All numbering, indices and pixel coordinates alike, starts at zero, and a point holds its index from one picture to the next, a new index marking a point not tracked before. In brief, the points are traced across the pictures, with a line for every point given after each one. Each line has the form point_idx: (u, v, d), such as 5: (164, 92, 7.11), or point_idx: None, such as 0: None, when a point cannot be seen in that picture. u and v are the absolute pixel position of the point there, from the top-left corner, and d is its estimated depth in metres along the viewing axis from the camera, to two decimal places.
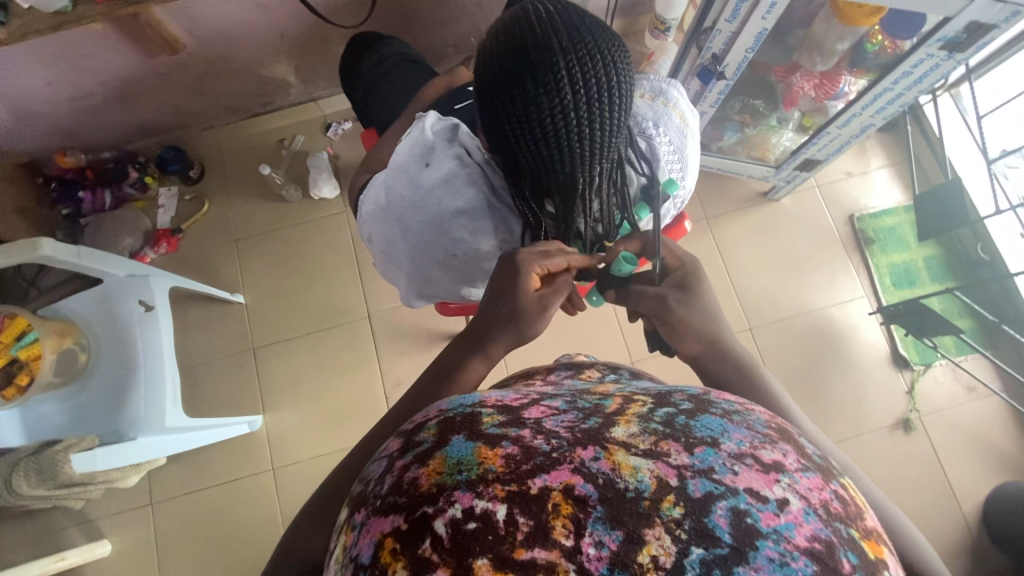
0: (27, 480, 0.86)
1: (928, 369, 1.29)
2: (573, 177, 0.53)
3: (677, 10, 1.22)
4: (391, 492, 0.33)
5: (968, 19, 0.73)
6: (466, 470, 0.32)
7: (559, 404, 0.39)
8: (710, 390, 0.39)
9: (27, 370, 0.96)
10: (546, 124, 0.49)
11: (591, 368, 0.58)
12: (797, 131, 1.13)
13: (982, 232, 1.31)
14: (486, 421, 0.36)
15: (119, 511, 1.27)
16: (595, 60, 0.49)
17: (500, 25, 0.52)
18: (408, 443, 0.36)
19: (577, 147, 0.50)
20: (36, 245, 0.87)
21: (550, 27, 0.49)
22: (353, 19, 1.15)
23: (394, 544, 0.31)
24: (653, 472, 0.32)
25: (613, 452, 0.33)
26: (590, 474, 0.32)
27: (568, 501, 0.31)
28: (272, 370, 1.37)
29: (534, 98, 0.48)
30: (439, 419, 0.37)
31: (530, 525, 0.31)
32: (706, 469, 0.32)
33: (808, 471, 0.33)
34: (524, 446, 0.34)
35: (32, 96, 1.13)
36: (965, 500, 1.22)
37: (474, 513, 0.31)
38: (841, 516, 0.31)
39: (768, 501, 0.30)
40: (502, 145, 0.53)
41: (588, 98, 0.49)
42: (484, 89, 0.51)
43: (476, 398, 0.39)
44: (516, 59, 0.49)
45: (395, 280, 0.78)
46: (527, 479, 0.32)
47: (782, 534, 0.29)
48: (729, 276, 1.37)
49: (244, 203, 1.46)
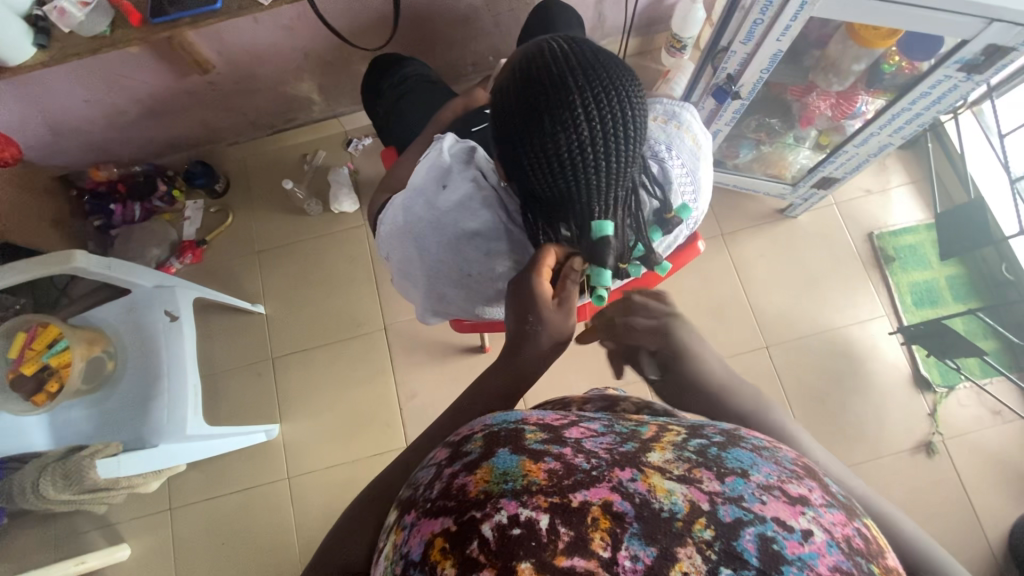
0: (54, 484, 0.90)
1: (951, 392, 1.26)
2: (592, 209, 0.53)
3: (692, 29, 1.24)
4: (441, 496, 0.34)
5: (986, 41, 0.74)
6: (512, 480, 0.33)
7: (598, 426, 0.40)
8: (741, 426, 0.39)
9: (57, 376, 1.01)
10: (563, 158, 0.50)
11: (625, 402, 0.57)
12: (814, 150, 1.13)
13: (1006, 251, 1.29)
14: (530, 436, 0.37)
15: (140, 515, 1.30)
16: (611, 96, 0.50)
17: (514, 63, 0.54)
18: (457, 452, 0.38)
19: (593, 178, 0.51)
20: (71, 257, 0.91)
21: (566, 64, 0.51)
22: (376, 40, 1.18)
23: (443, 544, 0.32)
24: (686, 495, 0.32)
25: (649, 474, 0.34)
26: (627, 492, 0.33)
27: (606, 516, 0.32)
28: (290, 380, 1.39)
29: (552, 135, 0.50)
30: (486, 431, 0.38)
31: (571, 535, 0.31)
32: (736, 496, 0.32)
33: (834, 508, 0.33)
34: (566, 463, 0.35)
35: (70, 114, 1.19)
36: (991, 527, 1.18)
37: (519, 521, 0.31)
38: (864, 552, 0.31)
39: (793, 531, 0.30)
40: (520, 177, 0.55)
41: (604, 133, 0.50)
42: (502, 127, 0.53)
43: (519, 416, 0.41)
44: (532, 97, 0.50)
45: (411, 297, 0.79)
46: (569, 493, 0.33)
47: (806, 562, 0.29)
48: (746, 294, 1.36)
49: (266, 216, 1.50)
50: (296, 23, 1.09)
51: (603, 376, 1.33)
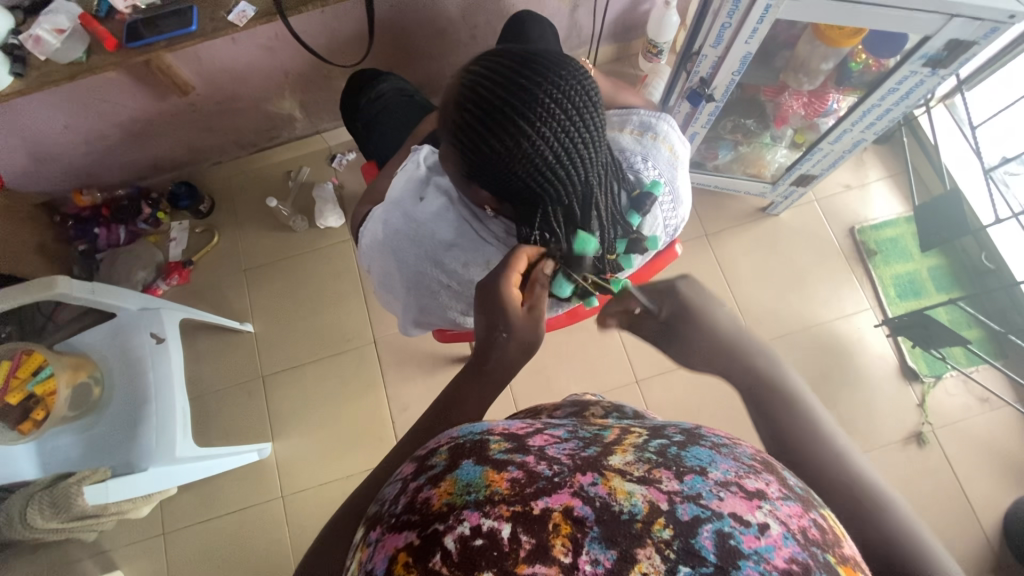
0: (41, 513, 0.88)
1: (938, 381, 1.28)
2: (581, 180, 0.55)
3: (667, 35, 1.26)
4: (405, 511, 0.34)
5: (948, 36, 0.75)
6: (475, 491, 0.33)
7: (562, 433, 0.41)
8: (701, 425, 0.40)
9: (43, 404, 1.00)
10: (546, 151, 0.50)
11: (594, 406, 0.58)
12: (790, 148, 1.15)
13: (984, 240, 1.30)
14: (494, 447, 0.37)
15: (132, 542, 1.29)
16: (564, 77, 0.49)
17: (463, 79, 0.53)
18: (422, 466, 0.38)
19: (576, 155, 0.52)
20: (53, 283, 0.90)
21: (510, 65, 0.50)
22: (354, 56, 1.19)
23: (406, 559, 0.31)
24: (645, 496, 0.33)
25: (610, 478, 0.34)
26: (588, 497, 0.33)
27: (567, 521, 0.32)
28: (280, 397, 1.39)
29: (531, 133, 0.49)
30: (451, 444, 0.39)
31: (532, 543, 0.31)
32: (694, 495, 0.32)
33: (790, 500, 0.33)
34: (528, 471, 0.35)
35: (50, 140, 1.19)
36: (985, 514, 1.19)
37: (481, 531, 0.32)
38: (819, 542, 0.31)
39: (749, 525, 0.31)
40: (504, 180, 0.53)
41: (576, 111, 0.50)
42: (472, 136, 0.51)
43: (485, 426, 0.41)
44: (497, 96, 0.49)
45: (392, 309, 0.79)
46: (530, 501, 0.33)
47: (761, 556, 0.29)
48: (732, 292, 1.37)
49: (252, 234, 1.49)
50: (274, 41, 1.10)
51: (594, 382, 1.33)
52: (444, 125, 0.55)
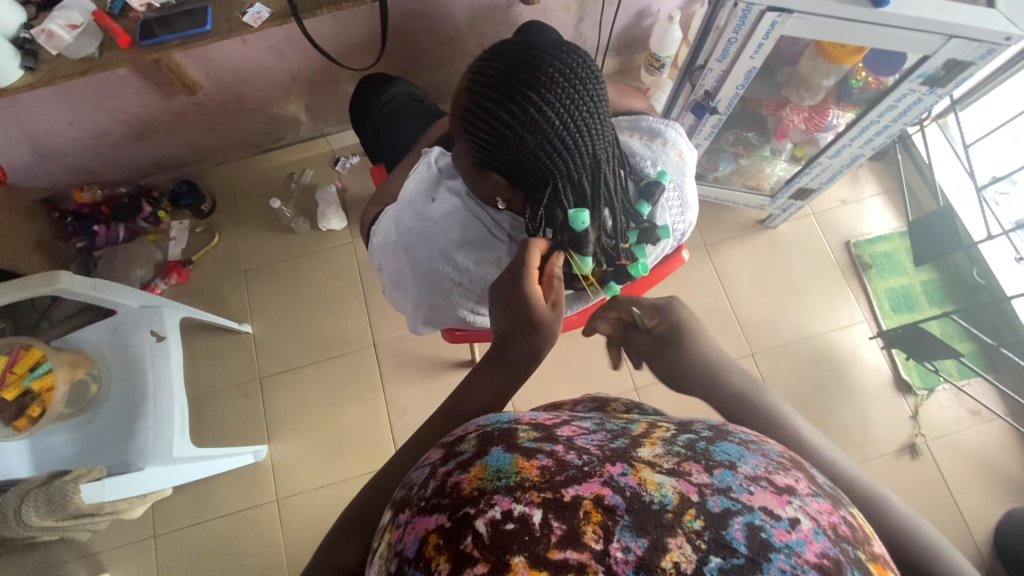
0: (36, 510, 0.87)
1: (931, 394, 1.30)
2: (588, 154, 0.55)
3: (670, 49, 1.29)
4: (435, 494, 0.35)
5: (945, 56, 0.78)
6: (505, 477, 0.34)
7: (588, 425, 0.42)
8: (728, 422, 0.41)
9: (39, 401, 0.98)
10: (553, 119, 0.51)
11: (615, 403, 0.60)
12: (790, 162, 1.18)
13: (976, 255, 1.33)
14: (523, 435, 0.39)
15: (122, 544, 1.27)
16: (567, 52, 0.51)
17: (471, 71, 0.54)
18: (450, 452, 0.39)
19: (582, 125, 0.53)
20: (56, 278, 0.89)
21: (514, 45, 0.52)
22: (363, 61, 1.21)
23: (437, 540, 0.33)
24: (675, 487, 0.33)
25: (640, 469, 0.35)
26: (618, 486, 0.34)
27: (597, 509, 0.33)
28: (278, 399, 1.38)
29: (537, 101, 0.50)
30: (479, 432, 0.40)
31: (564, 529, 0.32)
32: (724, 488, 0.33)
33: (819, 497, 0.34)
34: (558, 460, 0.36)
35: (55, 136, 1.19)
36: (977, 527, 1.20)
37: (513, 516, 0.32)
38: (850, 538, 0.32)
39: (780, 520, 0.31)
40: (515, 159, 0.54)
41: (578, 84, 0.51)
42: (483, 119, 0.53)
43: (512, 416, 0.43)
44: (503, 77, 0.51)
45: (403, 308, 0.80)
46: (560, 488, 0.34)
47: (793, 549, 0.30)
48: (730, 302, 1.39)
49: (253, 235, 1.49)
50: (285, 44, 1.11)
51: (593, 389, 1.34)
52: (455, 114, 0.56)
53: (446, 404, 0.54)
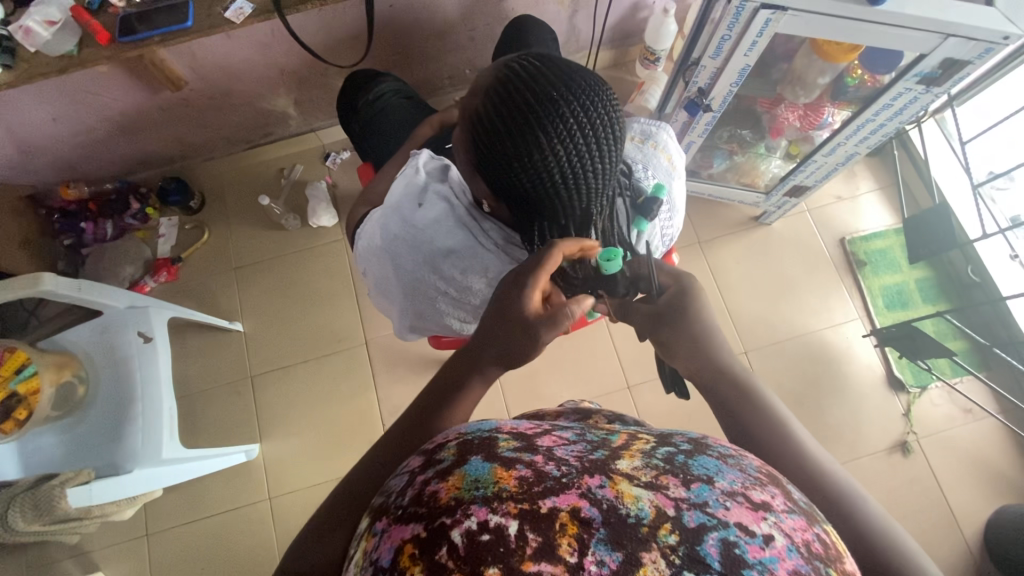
0: (23, 515, 0.86)
1: (924, 392, 1.30)
2: (585, 203, 0.55)
3: (665, 43, 1.27)
4: (412, 503, 0.35)
5: (943, 55, 0.76)
6: (483, 487, 0.34)
7: (569, 435, 0.41)
8: (708, 435, 0.40)
9: (26, 404, 0.97)
10: (557, 167, 0.51)
11: (598, 414, 0.59)
12: (784, 159, 1.17)
13: (971, 254, 1.33)
14: (503, 444, 0.38)
15: (115, 543, 1.27)
16: (592, 104, 0.50)
17: (492, 82, 0.52)
18: (429, 460, 0.38)
19: (585, 178, 0.52)
20: (38, 279, 0.87)
21: (542, 80, 0.50)
22: (351, 55, 1.18)
23: (412, 550, 0.32)
24: (652, 501, 0.33)
25: (618, 481, 0.34)
26: (595, 499, 0.33)
27: (574, 522, 0.32)
28: (269, 398, 1.37)
29: (548, 147, 0.49)
30: (459, 439, 0.39)
31: (539, 541, 0.31)
32: (701, 502, 0.33)
33: (794, 514, 0.34)
34: (536, 470, 0.35)
35: (37, 132, 1.16)
36: (966, 525, 1.21)
37: (488, 526, 0.32)
38: (822, 556, 0.31)
39: (755, 536, 0.31)
40: (509, 189, 0.54)
41: (593, 141, 0.51)
42: (488, 142, 0.51)
43: (493, 424, 0.42)
44: (520, 111, 0.49)
45: (390, 313, 0.79)
46: (538, 500, 0.33)
47: (766, 566, 0.30)
48: (723, 300, 1.38)
49: (243, 232, 1.48)
50: (271, 38, 1.08)
51: (585, 387, 1.33)
52: (463, 116, 0.54)
53: (429, 416, 0.53)
